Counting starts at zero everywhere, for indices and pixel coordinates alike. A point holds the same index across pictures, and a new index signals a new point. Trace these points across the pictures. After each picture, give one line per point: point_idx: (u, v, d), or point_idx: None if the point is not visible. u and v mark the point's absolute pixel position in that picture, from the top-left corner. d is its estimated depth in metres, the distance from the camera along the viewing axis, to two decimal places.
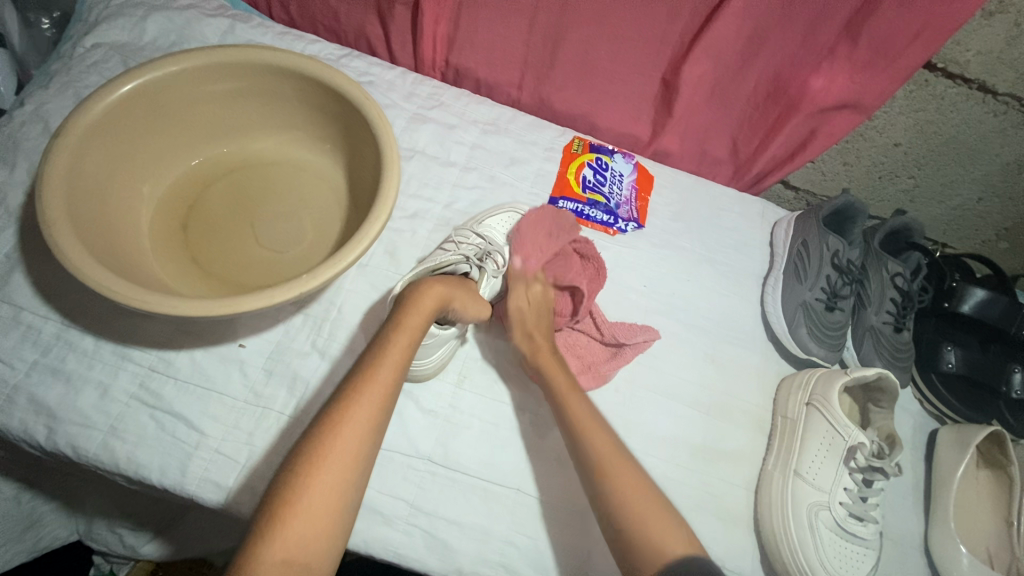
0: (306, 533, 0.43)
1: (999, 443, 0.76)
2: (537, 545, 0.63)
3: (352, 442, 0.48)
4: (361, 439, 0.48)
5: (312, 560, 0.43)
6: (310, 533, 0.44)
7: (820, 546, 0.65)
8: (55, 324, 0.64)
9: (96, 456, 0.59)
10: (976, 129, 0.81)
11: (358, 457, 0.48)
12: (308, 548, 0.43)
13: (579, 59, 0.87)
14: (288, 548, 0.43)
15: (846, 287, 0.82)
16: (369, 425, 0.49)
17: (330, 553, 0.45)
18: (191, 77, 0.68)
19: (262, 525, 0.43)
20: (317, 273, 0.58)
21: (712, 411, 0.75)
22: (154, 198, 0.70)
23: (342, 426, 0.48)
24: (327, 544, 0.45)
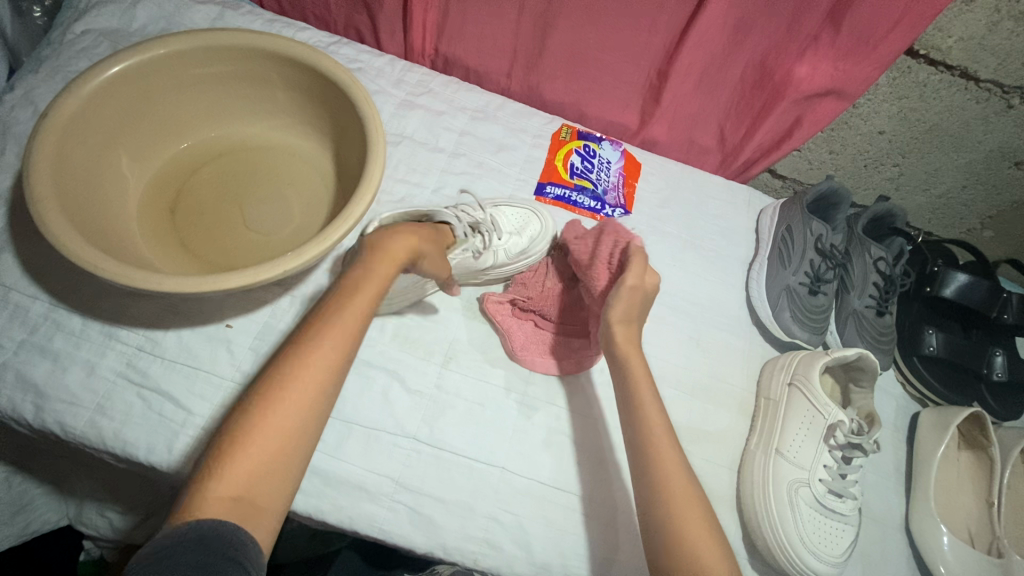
0: (251, 476, 0.44)
1: (979, 424, 0.76)
2: (521, 522, 0.63)
3: (305, 389, 0.48)
4: (315, 387, 0.49)
5: (258, 502, 0.44)
6: (256, 475, 0.45)
7: (800, 523, 0.66)
8: (43, 303, 0.64)
9: (84, 433, 0.60)
10: (959, 116, 0.82)
11: (310, 406, 0.48)
12: (254, 490, 0.44)
13: (568, 48, 0.88)
14: (232, 489, 0.43)
15: (830, 271, 0.83)
16: (324, 374, 0.49)
17: (278, 496, 0.45)
18: (178, 61, 0.69)
19: (212, 468, 0.44)
20: (303, 252, 0.58)
21: (696, 392, 0.76)
22: (143, 181, 0.70)
23: (299, 376, 0.48)
24: (277, 487, 0.45)
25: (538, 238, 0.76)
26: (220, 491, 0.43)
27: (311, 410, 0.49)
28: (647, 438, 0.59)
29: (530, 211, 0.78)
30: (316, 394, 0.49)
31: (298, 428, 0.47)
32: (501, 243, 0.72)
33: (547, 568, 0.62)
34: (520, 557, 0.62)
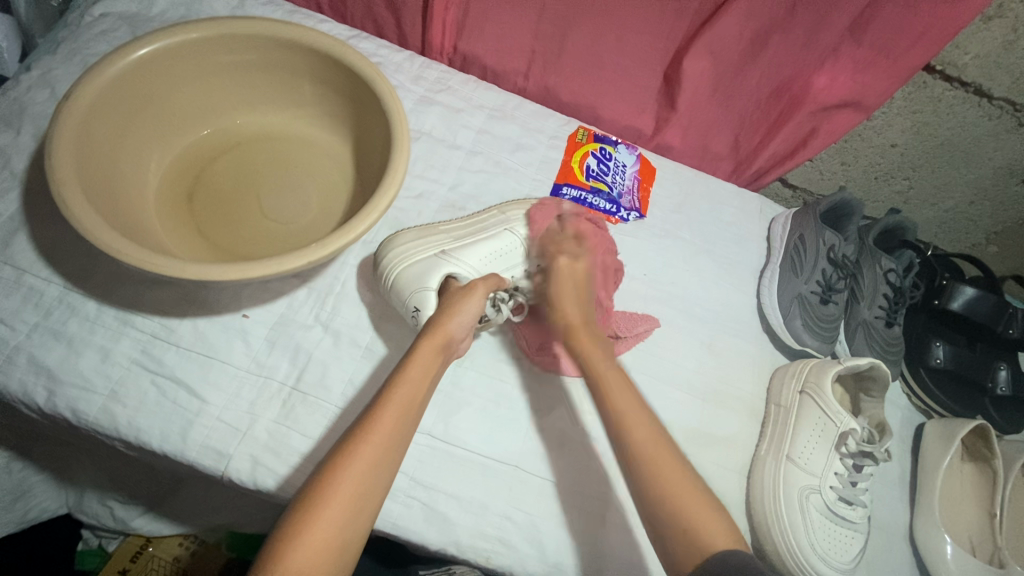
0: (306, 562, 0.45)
1: (984, 436, 0.78)
2: (534, 521, 0.63)
3: (362, 477, 0.50)
4: (371, 475, 0.50)
5: None
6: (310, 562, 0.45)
7: (810, 529, 0.66)
8: (57, 287, 0.63)
9: (96, 420, 0.59)
10: (971, 132, 0.83)
11: (365, 492, 0.50)
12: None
13: (587, 49, 0.88)
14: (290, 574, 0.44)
15: (840, 281, 0.84)
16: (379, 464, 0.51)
17: None
18: (203, 47, 0.68)
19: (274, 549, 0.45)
20: (325, 244, 0.59)
21: (708, 398, 0.77)
22: (162, 166, 0.70)
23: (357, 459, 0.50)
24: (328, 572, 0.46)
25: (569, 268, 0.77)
26: None
27: (365, 499, 0.50)
28: (666, 440, 0.59)
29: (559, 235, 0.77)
30: (368, 485, 0.50)
31: (354, 518, 0.48)
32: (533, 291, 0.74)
33: (559, 567, 0.62)
34: (532, 557, 0.62)
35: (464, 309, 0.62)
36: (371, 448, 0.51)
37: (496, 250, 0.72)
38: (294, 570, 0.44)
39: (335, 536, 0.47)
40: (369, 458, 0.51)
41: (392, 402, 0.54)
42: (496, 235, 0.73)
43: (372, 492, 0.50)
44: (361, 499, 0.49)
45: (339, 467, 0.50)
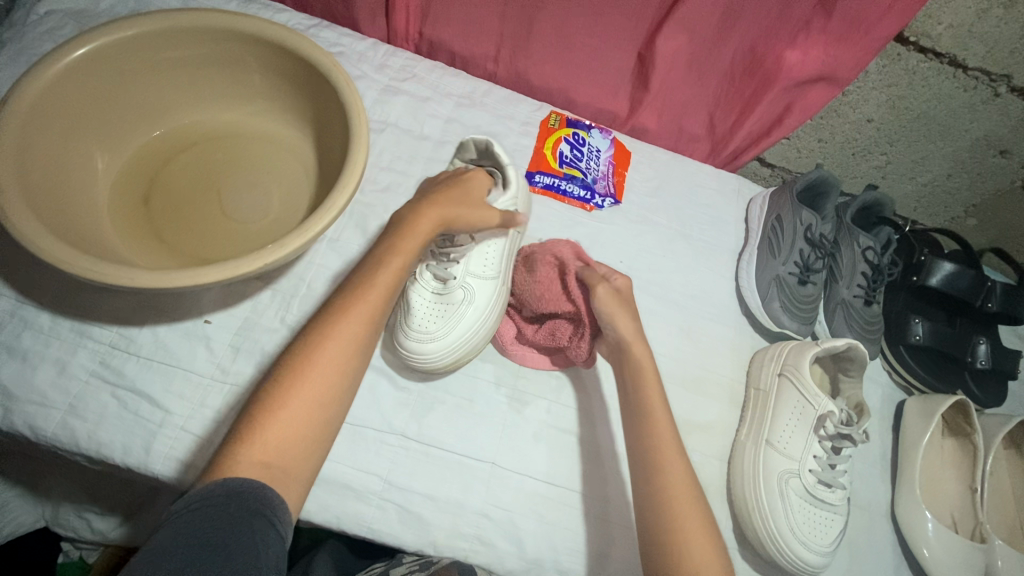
0: (282, 440, 0.49)
1: (964, 412, 0.78)
2: (512, 517, 0.62)
3: (332, 364, 0.54)
4: (342, 363, 0.54)
5: (289, 465, 0.49)
6: (286, 441, 0.49)
7: (790, 513, 0.66)
8: (8, 300, 0.61)
9: (55, 436, 0.57)
10: (947, 104, 0.82)
11: (335, 379, 0.54)
12: (286, 453, 0.49)
13: (554, 31, 0.86)
14: (266, 451, 0.48)
15: (819, 261, 0.83)
16: (348, 351, 0.55)
17: (306, 460, 0.51)
18: (147, 44, 0.65)
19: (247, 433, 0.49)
20: (281, 244, 0.56)
21: (687, 384, 0.76)
22: (114, 170, 0.67)
23: (325, 346, 0.54)
24: (304, 451, 0.50)
25: (445, 338, 0.65)
26: (252, 457, 0.47)
27: (336, 387, 0.54)
28: None
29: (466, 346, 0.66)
30: (341, 373, 0.54)
31: (330, 397, 0.53)
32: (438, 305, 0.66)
33: (539, 563, 0.62)
34: (511, 553, 0.61)
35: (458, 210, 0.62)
36: (340, 337, 0.55)
37: (484, 278, 0.69)
38: (274, 441, 0.49)
39: (308, 423, 0.51)
40: (349, 339, 0.55)
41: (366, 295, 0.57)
42: (492, 293, 0.68)
43: (349, 370, 0.55)
44: (335, 389, 0.53)
45: (312, 355, 0.54)
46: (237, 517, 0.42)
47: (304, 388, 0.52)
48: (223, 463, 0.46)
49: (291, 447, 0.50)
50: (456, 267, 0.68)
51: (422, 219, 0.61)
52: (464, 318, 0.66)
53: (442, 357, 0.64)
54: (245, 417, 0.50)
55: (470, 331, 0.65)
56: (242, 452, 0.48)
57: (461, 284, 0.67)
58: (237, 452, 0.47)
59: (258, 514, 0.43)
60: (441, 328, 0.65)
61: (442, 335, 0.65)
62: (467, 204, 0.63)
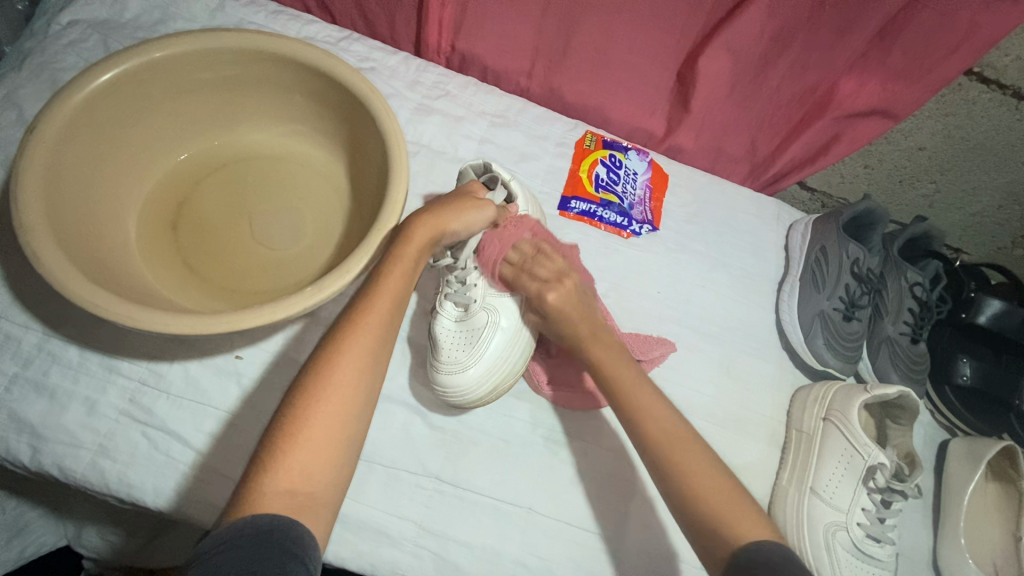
0: (308, 464, 0.45)
1: (1011, 457, 0.75)
2: (550, 566, 0.61)
3: (353, 375, 0.49)
4: (361, 375, 0.49)
5: (318, 490, 0.45)
6: (312, 464, 0.45)
7: (836, 567, 0.64)
8: (36, 333, 0.59)
9: (85, 477, 0.56)
10: (1005, 136, 0.78)
11: (358, 391, 0.49)
12: (312, 478, 0.45)
13: (594, 48, 0.82)
14: (293, 479, 0.44)
15: (864, 296, 0.80)
16: (369, 357, 0.50)
17: (336, 483, 0.46)
18: (175, 66, 0.62)
19: (268, 460, 0.44)
20: (322, 286, 0.54)
21: (726, 423, 0.74)
22: (142, 195, 0.64)
23: (344, 353, 0.49)
24: (334, 473, 0.46)
25: (474, 369, 0.61)
26: (277, 486, 0.43)
27: (362, 399, 0.49)
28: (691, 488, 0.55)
29: (500, 372, 0.63)
30: (363, 382, 0.49)
31: (355, 411, 0.48)
32: (463, 337, 0.63)
33: None
34: None
35: (454, 216, 0.56)
36: (356, 348, 0.49)
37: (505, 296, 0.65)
38: (299, 463, 0.44)
39: (333, 449, 0.46)
40: (369, 341, 0.50)
41: (382, 293, 0.52)
42: (513, 309, 0.66)
43: (374, 375, 0.50)
44: (355, 407, 0.48)
45: (331, 366, 0.48)
46: (269, 560, 0.38)
47: (324, 404, 0.47)
48: (243, 498, 0.42)
49: (320, 469, 0.45)
50: (475, 290, 0.64)
51: (417, 224, 0.55)
52: (492, 342, 0.63)
53: (479, 384, 0.62)
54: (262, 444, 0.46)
55: (500, 358, 0.63)
56: (266, 482, 0.43)
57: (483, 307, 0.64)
58: (258, 484, 0.43)
59: (290, 555, 0.39)
60: (471, 356, 0.62)
61: (470, 366, 0.61)
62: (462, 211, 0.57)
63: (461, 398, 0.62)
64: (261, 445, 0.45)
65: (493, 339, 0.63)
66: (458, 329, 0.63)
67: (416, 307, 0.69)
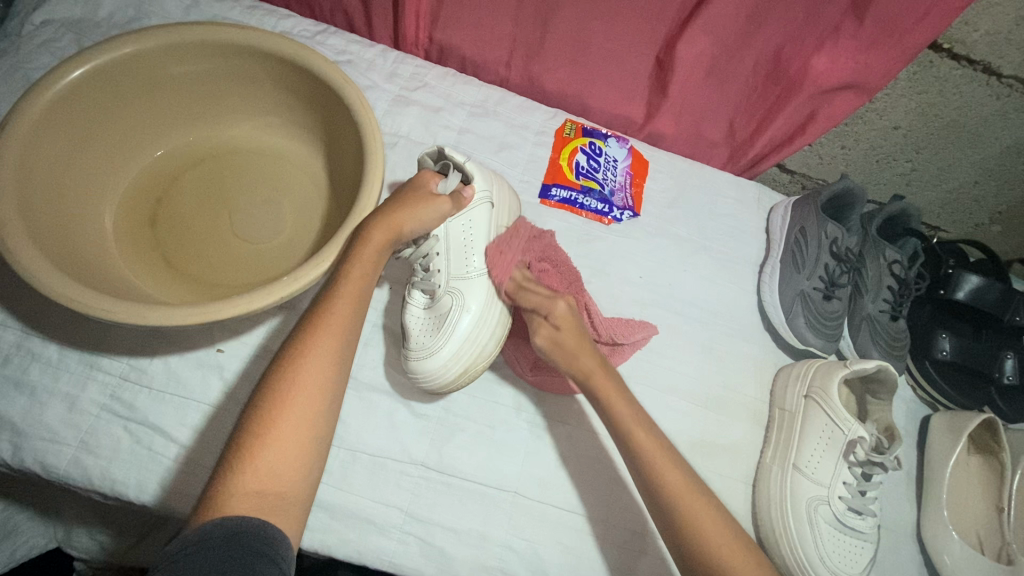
0: (276, 465, 0.45)
1: (991, 429, 0.76)
2: (536, 548, 0.61)
3: (318, 376, 0.49)
4: (326, 375, 0.50)
5: (287, 489, 0.45)
6: (279, 465, 0.46)
7: (819, 542, 0.64)
8: (15, 332, 0.59)
9: (67, 474, 0.56)
10: (978, 112, 0.79)
11: (323, 392, 0.49)
12: (281, 479, 0.45)
13: (571, 37, 0.83)
14: (261, 481, 0.44)
15: (844, 275, 0.81)
16: (333, 358, 0.51)
17: (304, 482, 0.47)
18: (147, 60, 0.62)
19: (235, 463, 0.45)
20: (297, 275, 0.55)
21: (710, 403, 0.74)
22: (118, 191, 0.64)
23: (309, 355, 0.50)
24: (300, 473, 0.47)
25: (438, 352, 0.61)
26: (244, 488, 0.44)
27: (327, 400, 0.50)
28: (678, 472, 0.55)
29: (468, 353, 0.62)
30: (327, 382, 0.50)
31: (320, 412, 0.49)
32: (429, 323, 0.64)
33: None
34: None
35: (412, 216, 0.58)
36: (323, 347, 0.50)
37: (469, 278, 0.64)
38: (265, 466, 0.45)
39: (301, 446, 0.47)
40: (333, 342, 0.51)
41: (345, 295, 0.53)
42: (483, 291, 0.64)
43: (338, 376, 0.51)
44: (320, 406, 0.49)
45: (294, 370, 0.49)
46: (237, 560, 0.38)
47: (289, 406, 0.48)
48: (215, 500, 0.42)
49: (285, 470, 0.46)
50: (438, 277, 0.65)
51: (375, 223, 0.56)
52: (456, 324, 0.62)
53: (444, 369, 0.61)
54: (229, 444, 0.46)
55: (465, 339, 0.62)
56: (232, 484, 0.44)
57: (447, 292, 0.64)
58: (227, 484, 0.43)
59: (260, 555, 0.39)
60: (435, 341, 0.62)
61: (434, 350, 0.61)
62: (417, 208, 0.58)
63: (430, 384, 0.62)
64: (225, 450, 0.46)
65: (458, 321, 0.62)
66: (426, 317, 0.64)
67: (397, 297, 0.69)
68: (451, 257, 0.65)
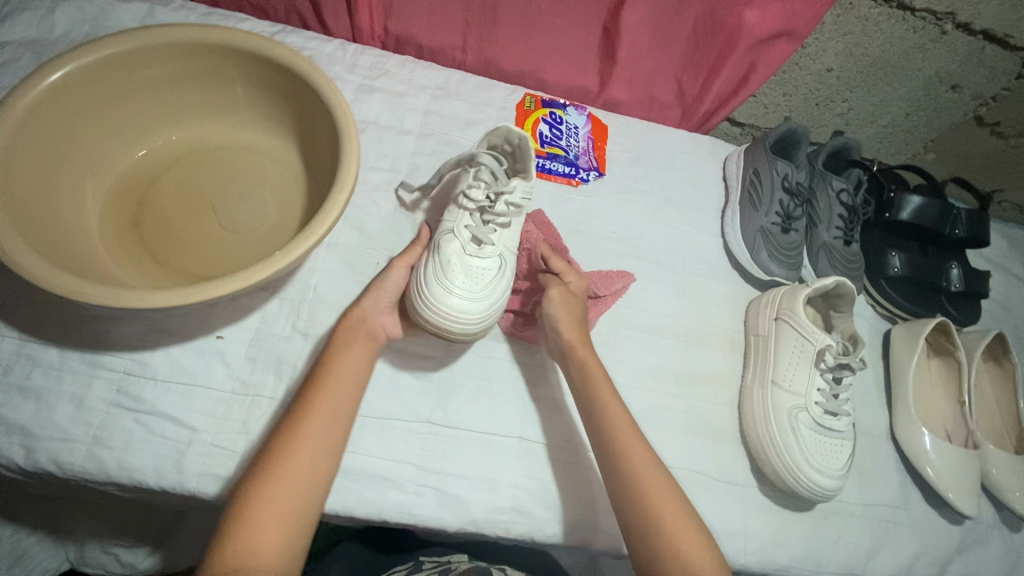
0: (259, 542, 0.47)
1: (945, 332, 0.83)
2: (545, 484, 0.65)
3: (311, 454, 0.53)
4: (319, 454, 0.53)
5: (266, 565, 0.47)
6: (263, 543, 0.48)
7: (803, 445, 0.70)
8: (13, 340, 0.60)
9: (84, 469, 0.57)
10: (899, 46, 0.86)
11: (315, 467, 0.52)
12: (263, 556, 0.47)
13: (518, 14, 0.87)
14: (242, 555, 0.47)
15: (798, 208, 0.87)
16: (325, 434, 0.54)
17: (289, 558, 0.49)
18: (119, 63, 0.63)
19: (226, 532, 0.48)
20: (290, 250, 0.56)
21: (690, 339, 0.79)
22: (100, 195, 0.65)
23: (302, 432, 0.53)
24: (285, 550, 0.48)
25: (478, 302, 0.63)
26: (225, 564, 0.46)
27: (317, 475, 0.52)
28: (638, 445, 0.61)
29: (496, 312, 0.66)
30: (320, 459, 0.53)
31: (309, 488, 0.51)
32: (470, 268, 0.64)
33: (577, 525, 0.64)
34: (549, 519, 0.64)
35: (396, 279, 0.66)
36: (316, 416, 0.54)
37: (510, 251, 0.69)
38: (251, 541, 0.47)
39: (291, 510, 0.50)
40: (326, 415, 0.55)
41: (335, 373, 0.58)
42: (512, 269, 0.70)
43: (329, 454, 0.54)
44: (313, 475, 0.52)
45: (286, 450, 0.52)
46: None
47: (278, 484, 0.50)
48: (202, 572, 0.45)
49: (269, 547, 0.48)
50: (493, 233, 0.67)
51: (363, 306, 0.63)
52: (498, 286, 0.66)
53: (477, 319, 0.63)
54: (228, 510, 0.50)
55: (501, 301, 0.66)
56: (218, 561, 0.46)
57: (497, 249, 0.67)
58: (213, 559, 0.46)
59: None
60: (479, 294, 0.63)
61: (474, 299, 0.63)
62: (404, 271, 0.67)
63: (451, 332, 0.62)
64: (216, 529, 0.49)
65: (496, 282, 0.66)
66: (464, 260, 0.65)
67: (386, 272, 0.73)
68: (506, 230, 0.69)
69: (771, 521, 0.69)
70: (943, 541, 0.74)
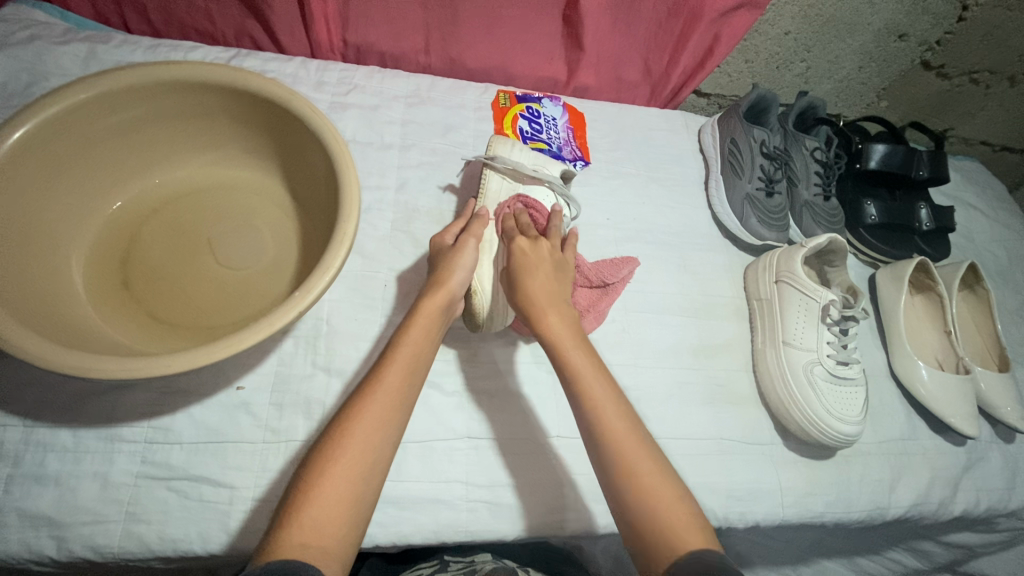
0: (320, 517, 0.44)
1: (925, 270, 0.88)
2: (591, 478, 0.66)
3: (379, 423, 0.50)
4: (388, 420, 0.50)
5: (331, 540, 0.44)
6: (325, 519, 0.44)
7: (821, 397, 0.73)
8: (17, 429, 0.56)
9: (121, 549, 0.54)
10: (850, 3, 0.89)
11: (386, 432, 0.50)
12: (326, 531, 0.44)
13: (480, 11, 0.85)
14: (306, 532, 0.43)
15: (778, 171, 0.90)
16: (397, 400, 0.52)
17: (351, 535, 0.45)
18: (80, 114, 0.58)
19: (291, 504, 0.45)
20: (309, 287, 0.52)
21: (698, 313, 0.82)
22: (82, 257, 0.61)
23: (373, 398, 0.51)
24: (346, 525, 0.45)
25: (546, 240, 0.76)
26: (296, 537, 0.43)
27: (386, 440, 0.50)
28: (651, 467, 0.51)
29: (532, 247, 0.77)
30: (390, 424, 0.51)
31: (375, 458, 0.49)
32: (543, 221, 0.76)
33: None
34: (601, 509, 0.65)
35: (461, 268, 0.61)
36: (387, 393, 0.52)
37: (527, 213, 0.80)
38: (317, 513, 0.44)
39: (355, 487, 0.47)
40: (398, 379, 0.53)
41: (409, 338, 0.56)
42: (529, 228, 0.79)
43: (400, 417, 0.51)
44: (382, 442, 0.50)
45: (354, 416, 0.50)
46: None
47: (347, 452, 0.48)
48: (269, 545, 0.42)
49: (333, 521, 0.44)
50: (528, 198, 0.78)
51: (432, 290, 0.59)
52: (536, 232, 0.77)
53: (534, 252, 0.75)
54: (296, 478, 0.47)
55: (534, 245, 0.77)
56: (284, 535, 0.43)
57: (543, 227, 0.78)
58: (281, 532, 0.43)
59: None
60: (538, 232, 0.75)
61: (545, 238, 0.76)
62: (457, 271, 0.61)
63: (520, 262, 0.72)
64: (281, 500, 0.46)
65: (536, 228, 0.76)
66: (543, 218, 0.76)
67: (398, 294, 0.71)
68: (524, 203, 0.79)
69: (801, 473, 0.73)
70: (952, 462, 0.80)
